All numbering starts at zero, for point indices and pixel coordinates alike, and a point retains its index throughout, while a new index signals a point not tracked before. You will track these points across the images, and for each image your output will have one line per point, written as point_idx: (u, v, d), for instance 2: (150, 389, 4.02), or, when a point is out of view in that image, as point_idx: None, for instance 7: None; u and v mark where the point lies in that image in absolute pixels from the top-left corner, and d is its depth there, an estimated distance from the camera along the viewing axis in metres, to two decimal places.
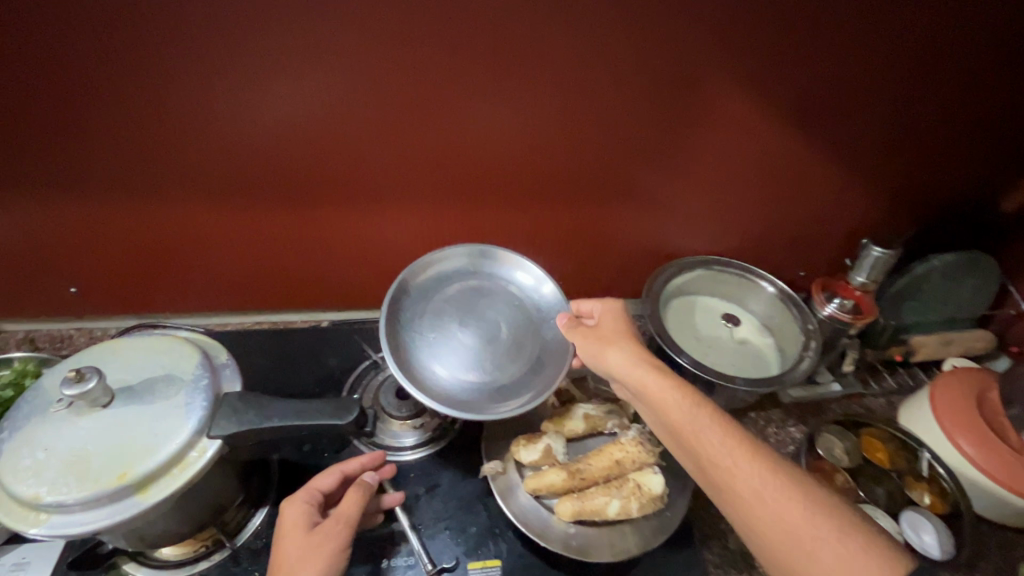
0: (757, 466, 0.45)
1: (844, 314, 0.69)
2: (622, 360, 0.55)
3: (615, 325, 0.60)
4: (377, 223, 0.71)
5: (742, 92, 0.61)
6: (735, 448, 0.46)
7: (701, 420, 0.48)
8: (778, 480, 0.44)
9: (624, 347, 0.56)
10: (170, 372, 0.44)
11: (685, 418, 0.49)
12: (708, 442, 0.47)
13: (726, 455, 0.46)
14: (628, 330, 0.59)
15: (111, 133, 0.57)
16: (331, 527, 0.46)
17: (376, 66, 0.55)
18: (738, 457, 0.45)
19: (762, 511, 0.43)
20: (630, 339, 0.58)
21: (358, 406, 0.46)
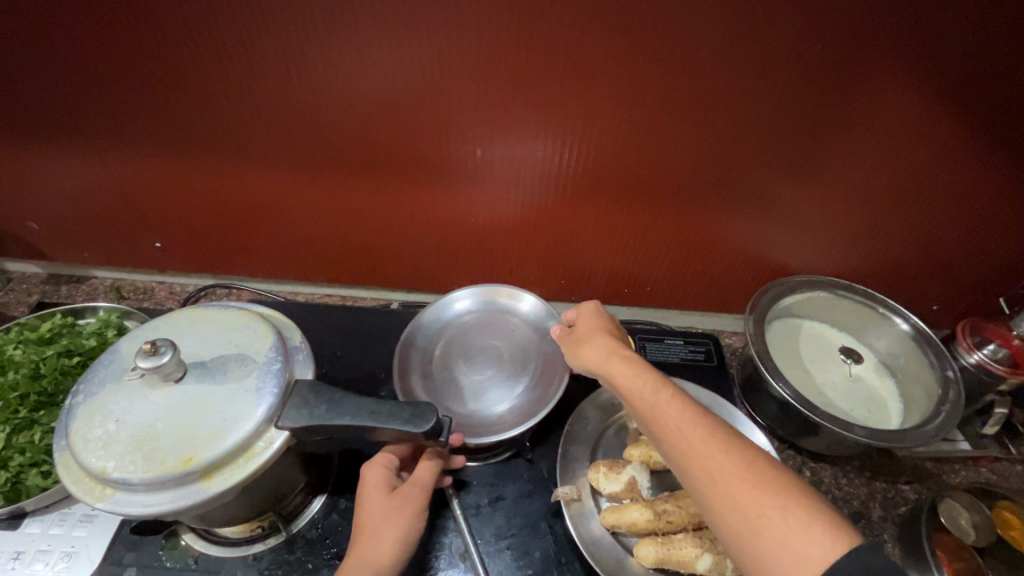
0: (725, 454, 0.37)
1: (998, 366, 0.58)
2: (590, 350, 0.49)
3: (590, 318, 0.53)
4: (462, 205, 0.67)
5: (913, 92, 0.50)
6: (690, 428, 0.39)
7: (662, 401, 0.41)
8: (738, 463, 0.36)
9: (593, 337, 0.50)
10: (243, 351, 0.41)
11: (648, 399, 0.42)
12: (668, 425, 0.40)
13: (688, 441, 0.38)
14: (609, 321, 0.53)
15: (205, 90, 0.55)
16: (407, 490, 0.46)
17: (486, 37, 0.49)
18: (696, 437, 0.38)
19: (728, 505, 0.35)
20: (606, 329, 0.51)
21: (435, 413, 0.41)
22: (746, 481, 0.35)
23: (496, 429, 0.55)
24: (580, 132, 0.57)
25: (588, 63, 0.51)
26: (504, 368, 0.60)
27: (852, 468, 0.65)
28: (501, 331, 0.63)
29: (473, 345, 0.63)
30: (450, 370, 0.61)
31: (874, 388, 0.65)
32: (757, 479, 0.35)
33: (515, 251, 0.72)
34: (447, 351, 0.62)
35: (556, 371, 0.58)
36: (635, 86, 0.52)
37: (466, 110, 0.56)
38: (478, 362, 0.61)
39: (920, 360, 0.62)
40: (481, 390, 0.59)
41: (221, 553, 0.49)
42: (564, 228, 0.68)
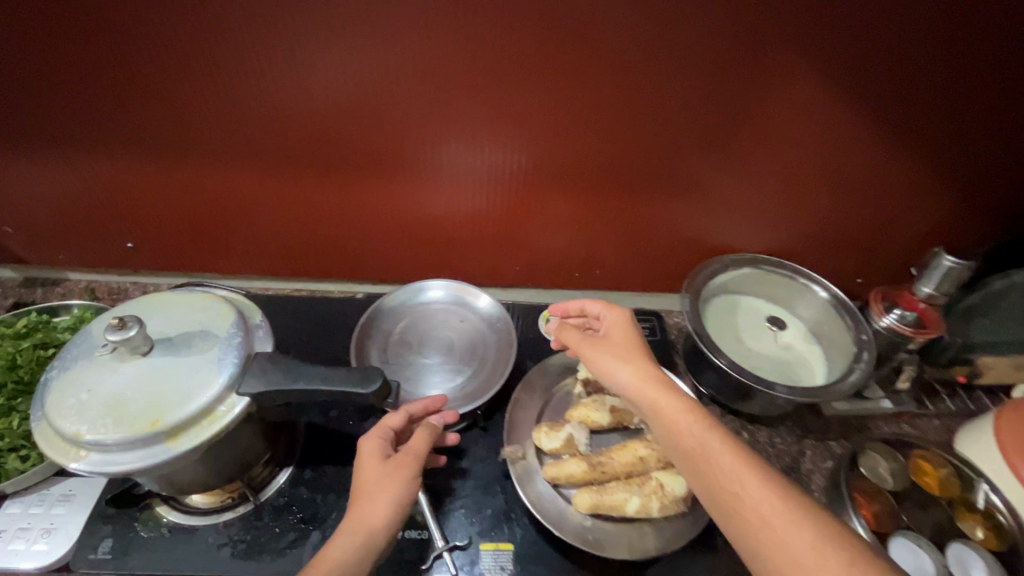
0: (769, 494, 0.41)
1: (904, 327, 0.64)
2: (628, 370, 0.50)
3: (621, 331, 0.54)
4: (416, 197, 0.71)
5: (807, 80, 0.56)
6: (743, 478, 0.42)
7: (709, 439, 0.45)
8: (790, 511, 0.40)
9: (627, 360, 0.51)
10: (206, 328, 0.45)
11: (693, 443, 0.45)
12: (717, 463, 0.43)
13: (736, 480, 0.42)
14: (638, 337, 0.54)
15: (169, 93, 0.59)
16: (402, 459, 0.48)
17: (423, 40, 0.54)
18: (748, 485, 0.42)
19: (772, 543, 0.39)
20: (638, 350, 0.52)
21: (382, 376, 0.45)
22: (792, 520, 0.39)
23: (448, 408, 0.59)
24: (522, 124, 0.62)
25: (523, 59, 0.56)
26: (455, 350, 0.64)
27: (785, 428, 0.71)
28: (454, 322, 0.66)
29: (427, 332, 0.65)
30: (403, 354, 0.63)
31: (803, 353, 0.70)
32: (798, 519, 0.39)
33: (471, 240, 0.77)
34: (403, 336, 0.65)
35: (502, 355, 0.63)
36: (567, 79, 0.58)
37: (412, 109, 0.61)
38: (429, 346, 0.64)
39: (841, 323, 0.69)
40: (434, 371, 0.62)
41: (193, 521, 0.52)
42: (515, 216, 0.73)
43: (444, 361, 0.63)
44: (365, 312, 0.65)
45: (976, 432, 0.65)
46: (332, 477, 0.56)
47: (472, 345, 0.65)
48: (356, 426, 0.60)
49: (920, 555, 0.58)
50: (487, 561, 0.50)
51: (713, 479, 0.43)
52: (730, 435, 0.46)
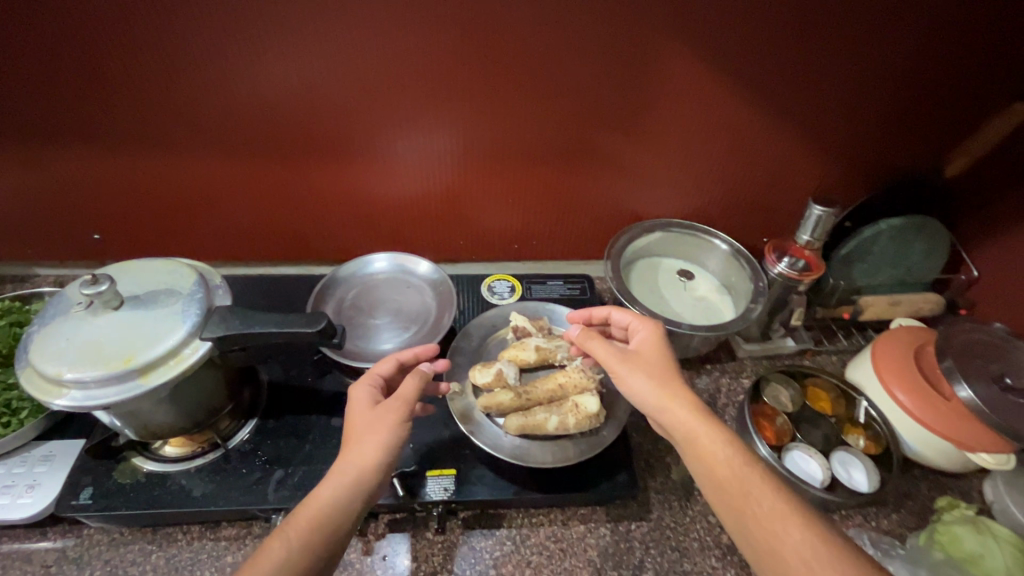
0: (807, 534, 0.43)
1: (794, 272, 0.74)
2: (665, 394, 0.52)
3: (657, 353, 0.56)
4: (363, 180, 0.79)
5: (689, 61, 0.66)
6: (785, 519, 0.44)
7: (747, 473, 0.47)
8: (829, 552, 0.42)
9: (663, 382, 0.53)
10: (171, 286, 0.52)
11: (733, 479, 0.47)
12: (754, 498, 0.45)
13: (773, 516, 0.44)
14: (671, 361, 0.55)
15: (128, 88, 0.65)
16: (391, 404, 0.51)
17: (354, 36, 0.62)
18: (785, 522, 0.44)
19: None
20: (669, 375, 0.54)
21: (328, 318, 0.53)
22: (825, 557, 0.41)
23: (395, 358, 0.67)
24: (450, 109, 0.70)
25: (445, 48, 0.64)
26: (403, 312, 0.72)
27: (704, 369, 0.80)
28: (402, 288, 0.74)
29: (378, 297, 0.73)
30: (356, 317, 0.71)
31: (713, 301, 0.81)
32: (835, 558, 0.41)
33: (418, 218, 0.85)
34: (356, 300, 0.72)
35: (444, 312, 0.71)
36: (486, 65, 0.66)
37: (351, 98, 0.68)
38: (380, 309, 0.72)
39: (743, 273, 0.79)
40: (384, 331, 0.70)
41: (167, 467, 0.58)
42: (456, 193, 0.81)
43: (393, 320, 0.71)
44: (322, 280, 0.72)
45: (861, 358, 0.76)
46: (294, 424, 0.63)
47: (418, 306, 0.73)
48: (314, 382, 0.67)
49: (810, 462, 0.68)
50: (430, 485, 0.58)
51: (749, 512, 0.45)
52: (765, 469, 0.48)
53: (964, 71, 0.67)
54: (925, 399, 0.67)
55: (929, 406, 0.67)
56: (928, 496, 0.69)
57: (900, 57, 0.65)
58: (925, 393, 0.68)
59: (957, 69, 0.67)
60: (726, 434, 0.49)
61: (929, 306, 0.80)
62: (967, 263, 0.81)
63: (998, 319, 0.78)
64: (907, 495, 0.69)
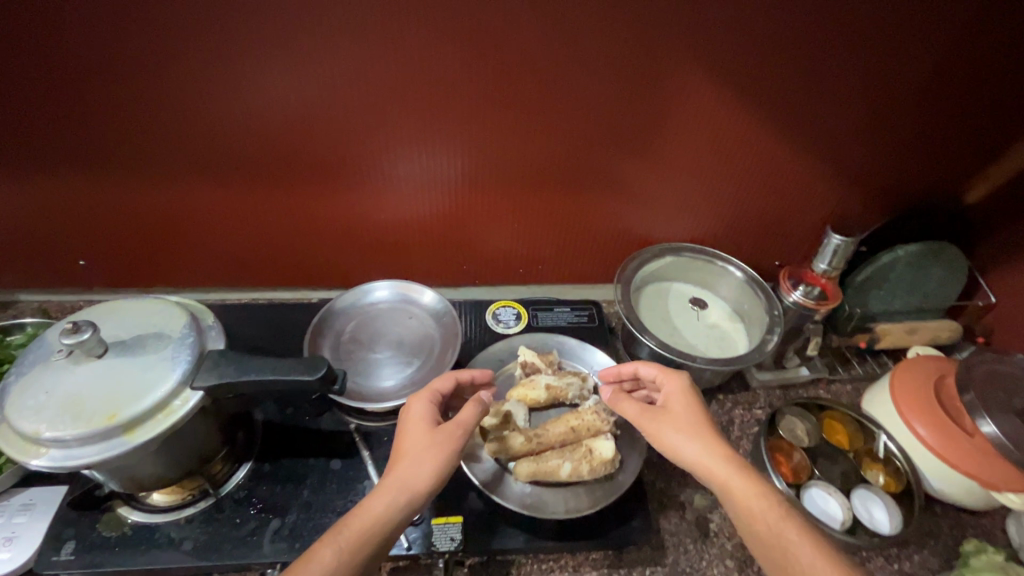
0: None
1: (809, 301, 0.72)
2: (698, 452, 0.49)
3: (684, 405, 0.53)
4: (363, 204, 0.75)
5: (702, 85, 0.64)
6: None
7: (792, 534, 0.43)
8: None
9: (695, 437, 0.50)
10: (159, 329, 0.48)
11: (773, 539, 0.44)
12: (801, 562, 0.42)
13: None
14: (700, 411, 0.52)
15: (116, 111, 0.62)
16: (451, 430, 0.51)
17: (354, 59, 0.59)
18: None
19: None
20: (699, 426, 0.51)
21: (327, 364, 0.49)
22: None
23: (399, 396, 0.64)
24: (454, 132, 0.68)
25: (448, 70, 0.61)
26: (404, 345, 0.69)
27: (717, 400, 0.78)
28: (403, 320, 0.71)
29: (378, 330, 0.70)
30: (356, 352, 0.68)
31: (726, 330, 0.79)
32: None
33: (419, 243, 0.82)
34: (354, 334, 0.69)
35: (449, 345, 0.68)
36: (492, 88, 0.63)
37: (350, 121, 0.65)
38: (380, 343, 0.69)
39: (756, 301, 0.77)
40: (387, 366, 0.67)
41: (155, 518, 0.55)
42: (459, 218, 0.78)
43: (395, 355, 0.68)
44: (318, 314, 0.69)
45: (879, 389, 0.74)
46: (290, 469, 0.60)
47: (419, 339, 0.70)
48: (311, 422, 0.64)
49: (830, 501, 0.65)
50: (436, 533, 0.55)
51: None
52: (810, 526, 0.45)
53: (983, 95, 0.65)
54: (947, 434, 0.65)
55: (953, 444, 0.65)
56: (949, 535, 0.67)
57: (920, 82, 0.63)
58: (948, 429, 0.65)
59: (978, 94, 0.65)
60: (763, 489, 0.46)
61: (946, 333, 0.79)
62: (984, 289, 0.78)
63: (1017, 347, 0.76)
64: (929, 534, 0.67)
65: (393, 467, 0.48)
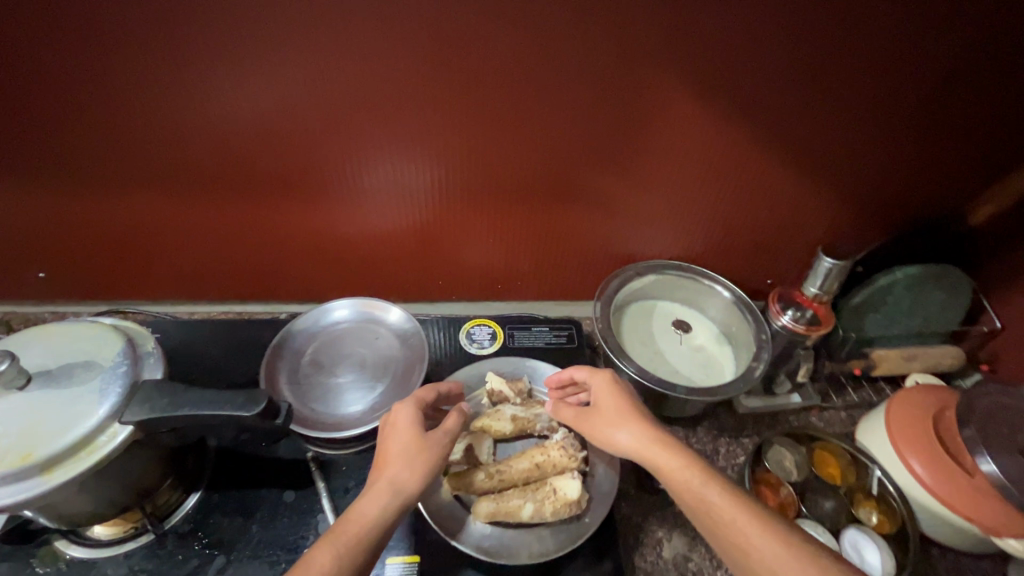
0: (771, 541, 0.42)
1: (800, 326, 0.68)
2: (625, 438, 0.50)
3: (609, 397, 0.54)
4: (332, 217, 0.72)
5: (684, 98, 0.60)
6: (770, 543, 0.42)
7: (710, 494, 0.45)
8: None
9: (620, 422, 0.52)
10: (90, 358, 0.46)
11: (724, 521, 0.43)
12: (718, 516, 0.44)
13: (737, 527, 0.43)
14: (620, 398, 0.54)
15: (68, 121, 0.59)
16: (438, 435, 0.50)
17: (313, 69, 0.56)
18: (753, 535, 0.42)
19: None
20: (624, 411, 0.53)
21: (268, 398, 0.46)
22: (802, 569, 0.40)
23: (360, 424, 0.61)
24: (423, 145, 0.64)
25: (415, 80, 0.58)
26: (368, 368, 0.66)
27: (701, 427, 0.74)
28: (367, 340, 0.68)
29: (340, 351, 0.67)
30: (316, 375, 0.65)
31: (712, 354, 0.74)
32: (802, 561, 0.40)
33: (393, 257, 0.79)
34: (316, 357, 0.66)
35: (415, 367, 0.65)
36: (462, 99, 0.60)
37: (313, 133, 0.62)
38: (342, 366, 0.66)
39: (745, 324, 0.73)
40: (348, 390, 0.64)
41: (96, 554, 0.52)
42: (433, 232, 0.75)
43: (357, 379, 0.65)
44: (277, 337, 0.67)
45: (873, 420, 0.69)
46: (241, 500, 0.57)
47: (384, 361, 0.67)
48: (267, 448, 0.61)
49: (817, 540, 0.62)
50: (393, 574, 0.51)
51: (719, 535, 0.43)
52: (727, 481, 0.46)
53: (989, 110, 0.60)
54: (944, 472, 0.60)
55: (951, 484, 0.60)
56: None
57: (920, 96, 0.59)
58: (947, 466, 0.61)
59: (982, 109, 0.60)
60: (697, 468, 0.47)
61: (949, 360, 0.74)
62: (989, 314, 0.74)
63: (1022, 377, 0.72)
64: None
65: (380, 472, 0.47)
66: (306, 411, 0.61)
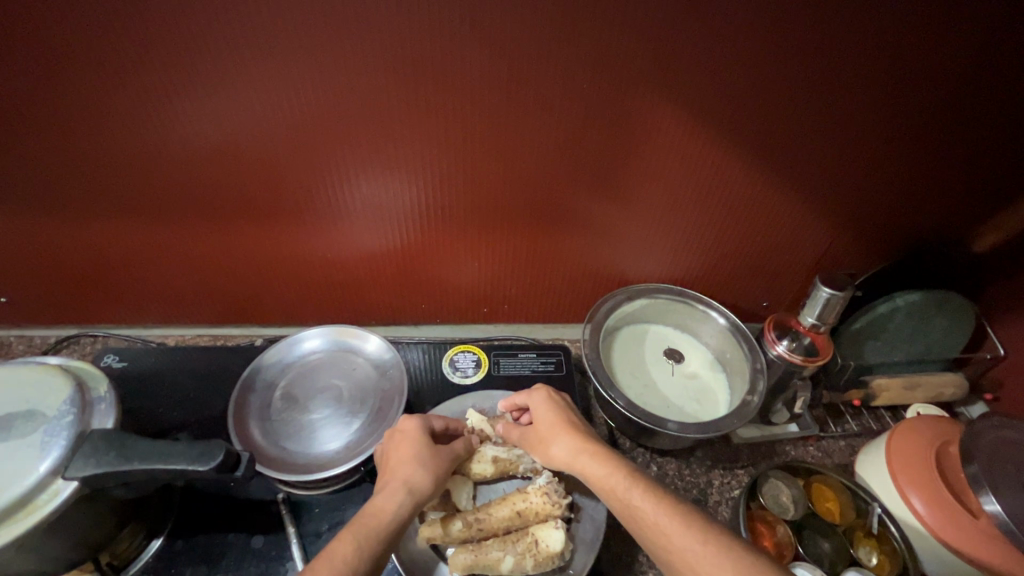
0: (687, 532, 0.41)
1: (795, 356, 0.65)
2: (560, 451, 0.51)
3: (547, 413, 0.55)
4: (308, 240, 0.69)
5: (675, 119, 0.57)
6: (687, 536, 0.41)
7: (633, 495, 0.45)
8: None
9: (555, 436, 0.52)
10: (33, 407, 0.42)
11: (650, 520, 0.43)
12: (642, 516, 0.43)
13: (657, 524, 0.42)
14: (559, 413, 0.55)
15: (23, 142, 0.55)
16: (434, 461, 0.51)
17: (283, 90, 0.53)
18: (671, 530, 0.41)
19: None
20: (559, 425, 0.53)
21: (227, 448, 0.43)
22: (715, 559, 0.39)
23: (334, 463, 0.57)
24: (401, 167, 0.61)
25: (389, 101, 0.55)
26: (344, 401, 0.63)
27: (695, 458, 0.71)
28: (344, 371, 0.65)
29: (315, 383, 0.64)
30: (288, 410, 0.62)
31: (706, 381, 0.72)
32: (716, 549, 0.39)
33: (375, 281, 0.75)
34: (288, 391, 0.63)
35: (394, 400, 0.62)
36: (441, 121, 0.57)
37: (285, 155, 0.59)
38: (317, 399, 0.63)
39: (739, 352, 0.70)
40: (323, 426, 0.61)
41: None
42: (414, 255, 0.72)
43: (332, 413, 0.62)
44: (247, 370, 0.64)
45: (873, 453, 0.67)
46: (205, 546, 0.53)
47: (361, 394, 0.63)
48: (236, 489, 0.57)
49: None
50: None
51: (642, 534, 0.43)
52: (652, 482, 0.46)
53: (990, 134, 0.58)
54: (947, 512, 0.58)
55: (951, 523, 0.57)
56: None
57: (922, 118, 0.56)
58: (949, 505, 0.58)
59: (987, 131, 0.58)
60: (627, 472, 0.47)
61: (951, 390, 0.72)
62: (992, 341, 0.71)
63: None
64: None
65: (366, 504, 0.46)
66: (278, 450, 0.58)
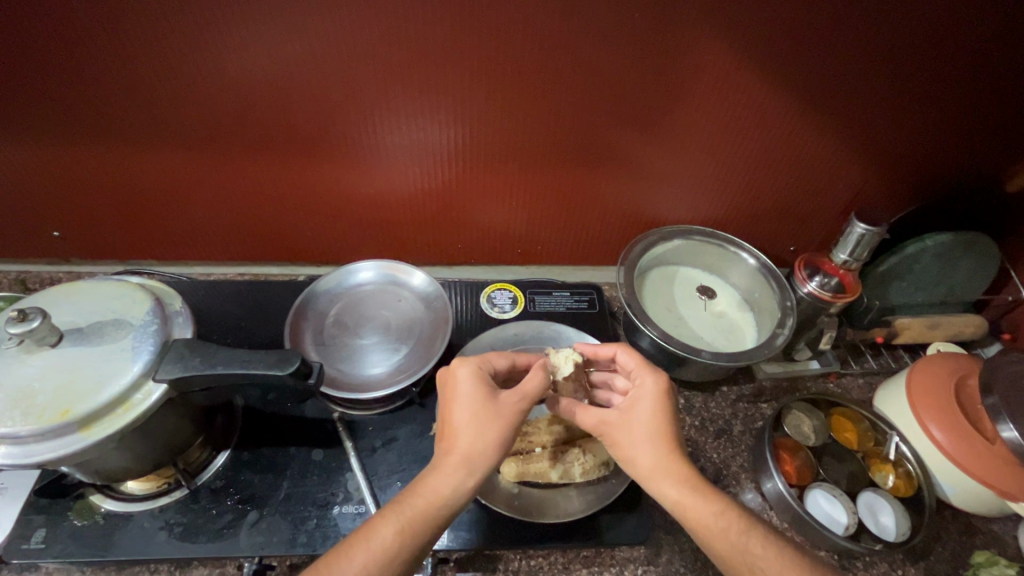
0: None
1: (825, 293, 0.67)
2: (657, 462, 0.47)
3: (651, 414, 0.49)
4: (351, 177, 0.70)
5: (724, 56, 0.57)
6: None
7: (750, 543, 0.42)
8: None
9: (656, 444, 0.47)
10: (120, 317, 0.45)
11: (735, 553, 0.42)
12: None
13: None
14: (669, 421, 0.49)
15: (75, 76, 0.56)
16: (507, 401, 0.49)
17: (334, 22, 0.53)
18: None
19: None
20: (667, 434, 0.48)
21: (301, 356, 0.46)
22: None
23: (386, 383, 0.62)
24: (447, 104, 0.62)
25: (437, 34, 0.55)
26: (391, 330, 0.66)
27: (720, 392, 0.75)
28: (391, 302, 0.69)
29: (363, 313, 0.68)
30: (339, 335, 0.65)
31: (734, 319, 0.75)
32: None
33: (412, 221, 0.77)
34: (339, 318, 0.67)
35: (439, 329, 0.65)
36: (489, 55, 0.57)
37: (333, 90, 0.59)
38: (366, 327, 0.66)
39: (769, 290, 0.72)
40: (373, 351, 0.64)
41: (129, 508, 0.53)
42: (452, 195, 0.74)
43: (381, 339, 0.65)
44: (301, 296, 0.67)
45: (894, 386, 0.70)
46: (271, 458, 0.58)
47: (407, 323, 0.67)
48: (294, 408, 0.62)
49: (834, 503, 0.62)
50: None
51: None
52: (761, 527, 0.44)
53: None
54: (962, 439, 0.61)
55: (968, 448, 0.60)
56: (958, 540, 0.65)
57: (974, 55, 0.56)
58: (965, 431, 0.61)
59: None
60: (741, 514, 0.44)
61: (971, 329, 0.74)
62: (1015, 282, 0.74)
63: None
64: (936, 539, 0.64)
65: (450, 439, 0.47)
66: (333, 371, 0.62)
